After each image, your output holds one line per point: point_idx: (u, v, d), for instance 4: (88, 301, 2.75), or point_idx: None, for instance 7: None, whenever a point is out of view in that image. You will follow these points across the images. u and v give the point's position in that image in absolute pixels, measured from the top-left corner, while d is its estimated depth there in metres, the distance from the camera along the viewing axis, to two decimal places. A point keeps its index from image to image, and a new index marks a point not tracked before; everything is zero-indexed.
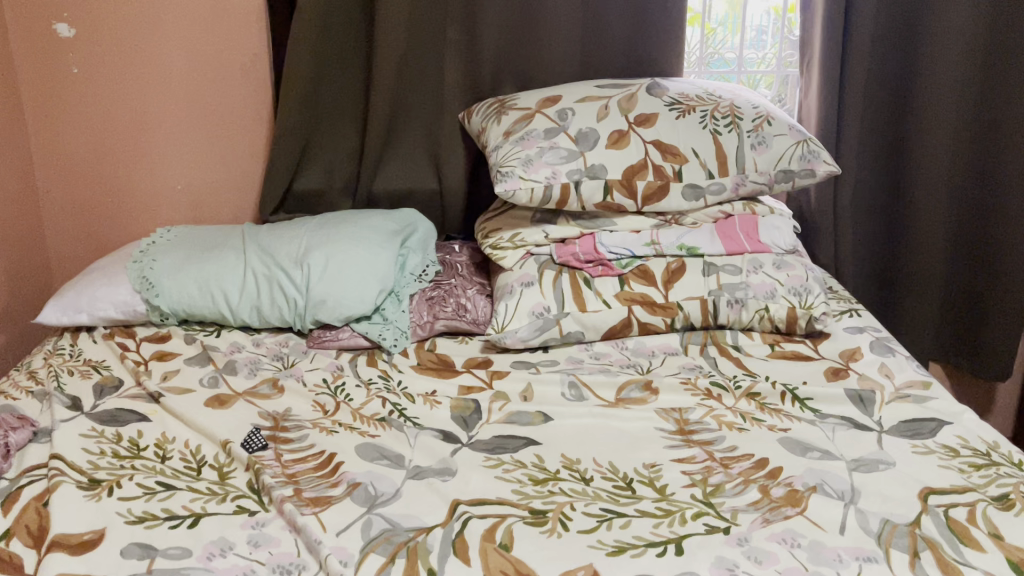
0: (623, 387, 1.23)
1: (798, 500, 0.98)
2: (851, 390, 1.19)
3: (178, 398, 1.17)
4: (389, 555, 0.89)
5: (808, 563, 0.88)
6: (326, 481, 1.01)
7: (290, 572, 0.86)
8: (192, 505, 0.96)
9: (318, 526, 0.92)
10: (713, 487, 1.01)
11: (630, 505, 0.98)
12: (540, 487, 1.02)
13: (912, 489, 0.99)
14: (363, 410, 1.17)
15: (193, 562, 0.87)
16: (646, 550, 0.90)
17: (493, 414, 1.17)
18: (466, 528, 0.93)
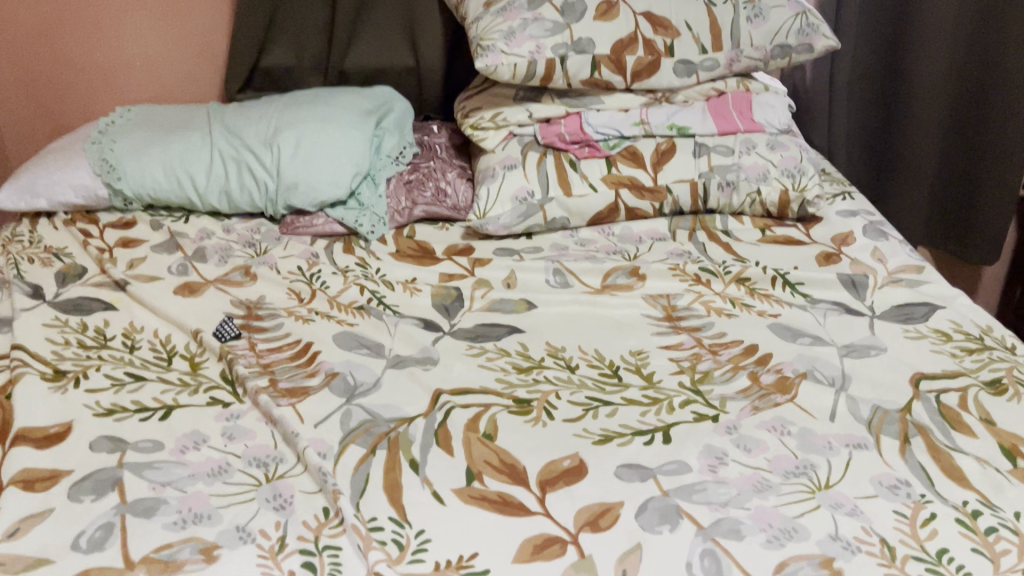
0: (609, 274, 1.19)
1: (788, 387, 0.96)
2: (844, 275, 1.16)
3: (145, 287, 1.12)
4: (370, 446, 0.86)
5: (798, 450, 0.86)
6: (303, 371, 0.98)
7: (267, 465, 0.84)
8: (164, 397, 0.92)
9: (295, 417, 0.90)
10: (702, 373, 0.99)
11: (616, 393, 0.96)
12: (524, 375, 0.99)
13: (903, 375, 0.97)
14: (340, 298, 1.12)
15: (166, 456, 0.84)
16: (633, 439, 0.88)
17: (475, 302, 1.13)
18: (449, 419, 0.91)
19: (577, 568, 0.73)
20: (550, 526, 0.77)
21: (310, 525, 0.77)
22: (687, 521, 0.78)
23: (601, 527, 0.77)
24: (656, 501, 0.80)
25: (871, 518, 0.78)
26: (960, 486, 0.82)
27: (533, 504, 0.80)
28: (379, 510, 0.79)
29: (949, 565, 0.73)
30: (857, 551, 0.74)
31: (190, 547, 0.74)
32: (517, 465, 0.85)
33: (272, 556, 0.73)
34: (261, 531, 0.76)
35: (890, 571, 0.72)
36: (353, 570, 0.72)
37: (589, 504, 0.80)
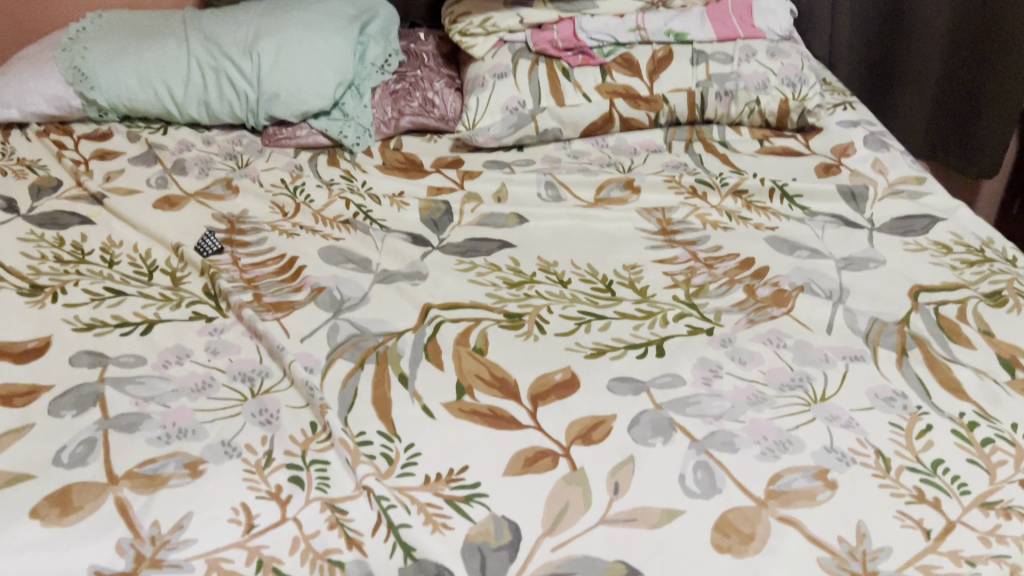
0: (603, 186, 1.16)
1: (785, 300, 0.94)
2: (844, 186, 1.13)
3: (123, 200, 1.08)
4: (358, 361, 0.85)
5: (794, 363, 0.85)
6: (288, 286, 0.95)
7: (252, 379, 0.82)
8: (145, 312, 0.90)
9: (280, 332, 0.88)
10: (697, 287, 0.97)
11: (610, 307, 0.94)
12: (515, 290, 0.96)
13: (901, 287, 0.95)
14: (325, 212, 1.09)
15: (149, 371, 0.82)
16: (626, 353, 0.86)
17: (465, 216, 1.10)
18: (438, 333, 0.89)
19: (569, 480, 0.72)
20: (541, 440, 0.76)
21: (297, 440, 0.75)
22: (680, 434, 0.77)
23: (593, 441, 0.76)
24: (649, 414, 0.79)
25: (866, 430, 0.77)
26: (956, 398, 0.81)
27: (524, 418, 0.78)
28: (367, 424, 0.77)
29: (944, 476, 0.72)
30: (851, 462, 0.73)
31: (175, 461, 0.72)
32: (508, 379, 0.83)
33: (258, 471, 0.72)
34: (246, 446, 0.74)
35: (884, 482, 0.71)
36: (341, 484, 0.71)
37: (581, 418, 0.78)
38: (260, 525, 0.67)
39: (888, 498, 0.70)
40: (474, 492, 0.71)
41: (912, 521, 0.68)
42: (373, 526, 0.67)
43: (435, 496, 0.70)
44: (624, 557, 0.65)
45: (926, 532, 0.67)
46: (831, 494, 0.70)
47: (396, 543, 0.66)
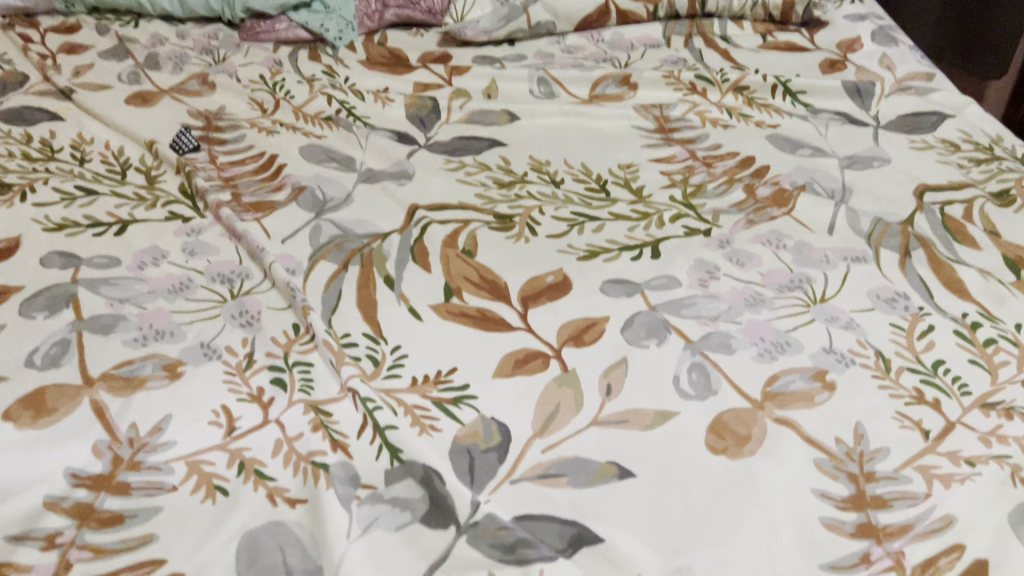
0: (598, 83, 1.11)
1: (786, 200, 0.90)
2: (849, 83, 1.08)
3: (93, 96, 1.03)
4: (342, 262, 0.81)
5: (793, 264, 0.82)
6: (268, 186, 0.91)
7: (231, 281, 0.79)
8: (118, 211, 0.86)
9: (260, 232, 0.84)
10: (694, 187, 0.93)
11: (604, 208, 0.90)
12: (506, 191, 0.92)
13: (907, 187, 0.92)
14: (306, 109, 1.04)
15: (124, 272, 0.79)
16: (621, 255, 0.83)
17: (453, 113, 1.05)
18: (426, 235, 0.85)
19: (560, 382, 0.70)
20: (532, 342, 0.74)
21: (280, 342, 0.73)
22: (675, 336, 0.74)
23: (585, 343, 0.74)
24: (643, 316, 0.76)
25: (867, 331, 0.75)
26: (960, 298, 0.78)
27: (514, 320, 0.76)
28: (352, 326, 0.75)
29: (945, 378, 0.70)
30: (851, 364, 0.71)
31: (153, 363, 0.70)
32: (498, 281, 0.80)
33: (238, 373, 0.69)
34: (227, 348, 0.72)
35: (883, 383, 0.70)
36: (326, 386, 0.69)
37: (573, 320, 0.76)
38: (242, 428, 0.65)
39: (887, 399, 0.68)
40: (462, 394, 0.69)
41: (910, 423, 0.66)
42: (358, 428, 0.65)
43: (423, 398, 0.68)
44: (615, 459, 0.64)
45: (925, 433, 0.65)
46: (829, 395, 0.68)
47: (381, 445, 0.64)
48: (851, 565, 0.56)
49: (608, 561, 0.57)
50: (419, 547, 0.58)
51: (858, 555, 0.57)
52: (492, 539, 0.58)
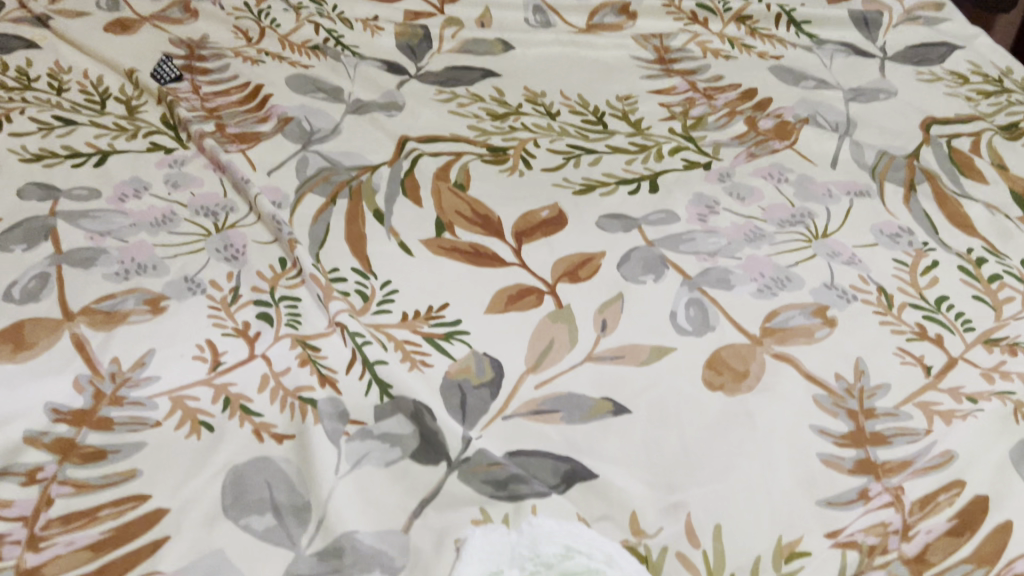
0: (596, 12, 1.07)
1: (788, 134, 0.87)
2: (856, 11, 1.05)
3: (70, 24, 0.99)
4: (330, 196, 0.79)
5: (795, 199, 0.80)
6: (253, 117, 0.88)
7: (216, 214, 0.77)
8: (98, 142, 0.83)
9: (245, 165, 0.81)
10: (695, 120, 0.90)
11: (601, 141, 0.87)
12: (500, 123, 0.89)
13: (913, 120, 0.89)
14: (293, 37, 1.00)
15: (104, 204, 0.76)
16: (618, 189, 0.81)
17: (445, 43, 1.01)
18: (416, 168, 0.83)
19: (554, 318, 0.68)
20: (525, 277, 0.72)
21: (266, 276, 0.71)
22: (673, 271, 0.72)
23: (580, 279, 0.72)
24: (640, 251, 0.74)
25: (869, 266, 0.73)
26: (965, 234, 0.76)
27: (507, 256, 0.74)
28: (341, 261, 0.72)
29: (948, 313, 0.69)
30: (852, 300, 0.70)
31: (135, 297, 0.68)
32: (491, 216, 0.78)
33: (223, 307, 0.67)
34: (211, 282, 0.70)
35: (885, 319, 0.68)
36: (313, 321, 0.67)
37: (568, 255, 0.74)
38: (227, 363, 0.63)
39: (888, 335, 0.67)
40: (454, 330, 0.67)
41: (912, 358, 0.65)
42: (347, 363, 0.63)
43: (413, 334, 0.66)
44: (610, 395, 0.62)
45: (926, 369, 0.64)
46: (829, 331, 0.67)
47: (371, 380, 0.62)
48: (848, 501, 0.55)
49: (602, 497, 0.56)
50: (410, 484, 0.56)
51: (855, 491, 0.56)
52: (483, 475, 0.57)
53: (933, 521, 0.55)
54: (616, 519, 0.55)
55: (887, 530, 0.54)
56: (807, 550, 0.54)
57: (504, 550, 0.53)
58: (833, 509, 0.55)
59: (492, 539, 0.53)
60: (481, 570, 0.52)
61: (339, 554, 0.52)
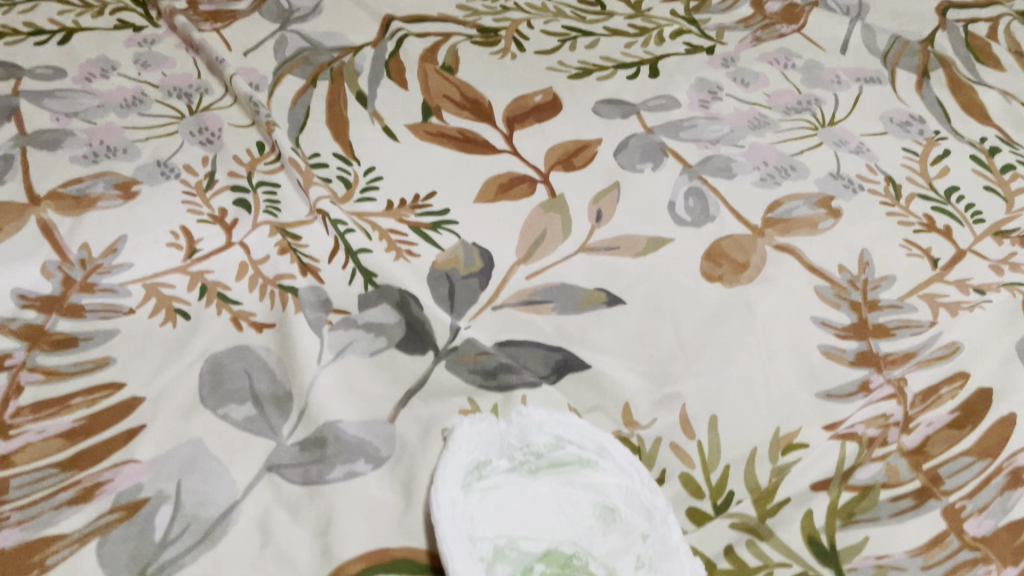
0: None
1: (796, 18, 0.83)
2: None
3: None
4: (310, 78, 0.74)
5: (801, 86, 0.76)
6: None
7: (189, 96, 0.72)
8: (61, 19, 0.78)
9: (220, 45, 0.77)
10: (698, 3, 0.85)
11: (598, 24, 0.82)
12: (491, 3, 0.84)
13: (928, 4, 0.85)
14: None
15: (70, 85, 0.72)
16: (616, 74, 0.76)
17: None
18: (401, 49, 0.78)
19: (547, 208, 0.65)
20: (517, 165, 0.68)
21: (243, 161, 0.67)
22: (672, 159, 0.69)
23: (574, 167, 0.68)
24: (639, 138, 0.70)
25: (877, 156, 0.69)
26: (979, 123, 0.73)
27: (498, 142, 0.70)
28: (322, 146, 0.69)
29: (958, 205, 0.66)
30: (858, 190, 0.67)
31: (105, 181, 0.64)
32: (481, 100, 0.73)
33: (198, 193, 0.64)
34: (185, 167, 0.66)
35: (892, 210, 0.65)
36: (293, 209, 0.64)
37: (562, 142, 0.70)
38: (203, 250, 0.60)
39: (895, 227, 0.64)
40: (442, 219, 0.64)
41: (919, 250, 0.62)
42: (330, 252, 0.60)
43: (399, 223, 0.63)
44: (604, 286, 0.60)
45: (934, 261, 0.61)
46: (834, 223, 0.64)
47: (355, 269, 0.59)
48: (848, 394, 0.53)
49: (594, 388, 0.55)
50: (396, 375, 0.54)
51: (856, 383, 0.54)
52: (472, 365, 0.55)
53: (935, 413, 0.52)
54: (608, 410, 0.54)
55: (888, 423, 0.52)
56: (806, 442, 0.51)
57: (491, 441, 0.50)
58: (833, 402, 0.53)
59: (480, 429, 0.51)
60: (466, 459, 0.49)
61: (321, 444, 0.50)
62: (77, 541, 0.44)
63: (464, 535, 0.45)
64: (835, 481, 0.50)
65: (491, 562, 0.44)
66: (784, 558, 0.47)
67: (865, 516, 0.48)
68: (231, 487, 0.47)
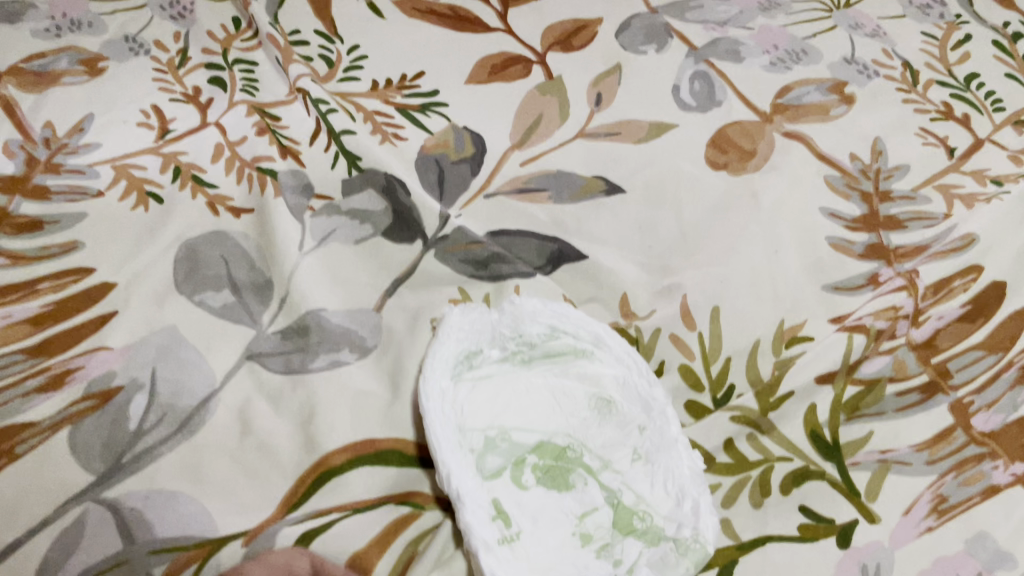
0: None
1: None
2: None
3: None
4: None
5: None
6: None
7: None
8: None
9: None
10: None
11: None
12: None
13: None
14: None
15: None
16: None
17: None
18: None
19: (543, 90, 0.61)
20: (511, 45, 0.64)
21: (217, 37, 0.63)
22: (677, 41, 0.64)
23: (573, 49, 0.64)
24: (642, 19, 0.66)
25: (894, 40, 0.65)
26: (1001, 8, 0.69)
27: (492, 21, 0.65)
28: (303, 22, 0.64)
29: (977, 92, 0.62)
30: (874, 76, 0.63)
31: (69, 57, 0.60)
32: None
33: (170, 71, 0.60)
34: (156, 43, 0.62)
35: (908, 98, 0.61)
36: (272, 89, 0.60)
37: (560, 21, 0.66)
38: (176, 131, 0.56)
39: (911, 114, 0.60)
40: (431, 101, 0.60)
41: (935, 140, 0.59)
42: (312, 134, 0.57)
43: (385, 104, 0.59)
44: (603, 173, 0.56)
45: (950, 151, 0.58)
46: (847, 110, 0.61)
47: (338, 152, 0.56)
48: (857, 287, 0.51)
49: (590, 279, 0.52)
50: (383, 264, 0.52)
51: (865, 276, 0.51)
52: (462, 254, 0.53)
53: (947, 306, 0.50)
54: (604, 300, 0.52)
55: (898, 315, 0.49)
56: (811, 335, 0.49)
57: (483, 329, 0.48)
58: (840, 295, 0.51)
59: (471, 318, 0.48)
60: (456, 348, 0.47)
61: (304, 333, 0.48)
62: (47, 430, 0.41)
63: (454, 426, 0.44)
64: (840, 374, 0.48)
65: (481, 454, 0.44)
66: (785, 452, 0.46)
67: (870, 411, 0.47)
68: (208, 376, 0.45)
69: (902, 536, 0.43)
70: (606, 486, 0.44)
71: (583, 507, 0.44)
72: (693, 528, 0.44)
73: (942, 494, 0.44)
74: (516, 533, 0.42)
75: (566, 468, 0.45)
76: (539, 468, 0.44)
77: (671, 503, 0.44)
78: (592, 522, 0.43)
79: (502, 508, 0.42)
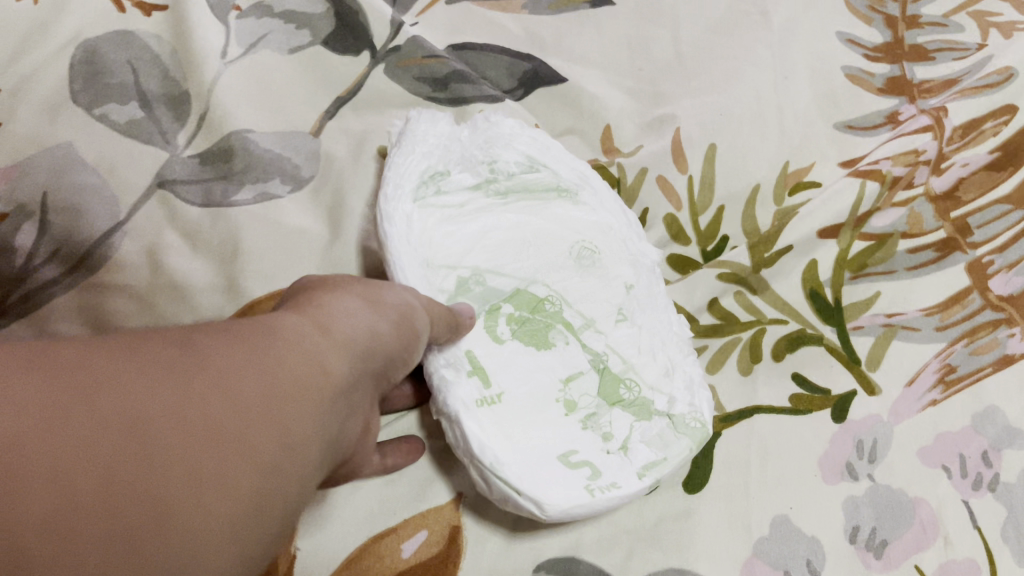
0: None
1: None
2: None
3: None
4: None
5: None
6: None
7: None
8: None
9: None
10: None
11: None
12: None
13: None
14: None
15: None
16: None
17: None
18: None
19: None
20: None
21: None
22: None
23: None
24: None
25: None
26: None
27: None
28: None
29: None
30: None
31: None
32: None
33: None
34: None
35: None
36: None
37: None
38: None
39: None
40: None
41: None
42: None
43: None
44: None
45: None
46: None
47: None
48: (873, 127, 0.44)
49: (569, 106, 0.45)
50: (321, 79, 0.42)
51: (884, 114, 0.45)
52: (418, 70, 0.44)
53: (973, 152, 0.43)
54: (585, 133, 0.45)
55: (919, 160, 0.43)
56: (819, 181, 0.44)
57: (454, 146, 0.41)
58: (854, 135, 0.44)
59: (440, 130, 0.40)
60: (426, 164, 0.40)
61: (227, 158, 0.39)
62: None
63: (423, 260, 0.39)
64: (847, 226, 0.42)
65: (453, 296, 0.39)
66: (778, 314, 0.41)
67: (878, 269, 0.41)
68: (112, 204, 0.37)
69: (903, 410, 0.38)
70: (589, 347, 0.40)
71: (568, 370, 0.39)
72: (687, 403, 0.39)
73: (950, 364, 0.39)
74: (496, 395, 0.37)
75: (545, 324, 0.40)
76: (515, 320, 0.40)
77: (659, 372, 0.40)
78: (577, 388, 0.39)
79: (478, 364, 0.37)
